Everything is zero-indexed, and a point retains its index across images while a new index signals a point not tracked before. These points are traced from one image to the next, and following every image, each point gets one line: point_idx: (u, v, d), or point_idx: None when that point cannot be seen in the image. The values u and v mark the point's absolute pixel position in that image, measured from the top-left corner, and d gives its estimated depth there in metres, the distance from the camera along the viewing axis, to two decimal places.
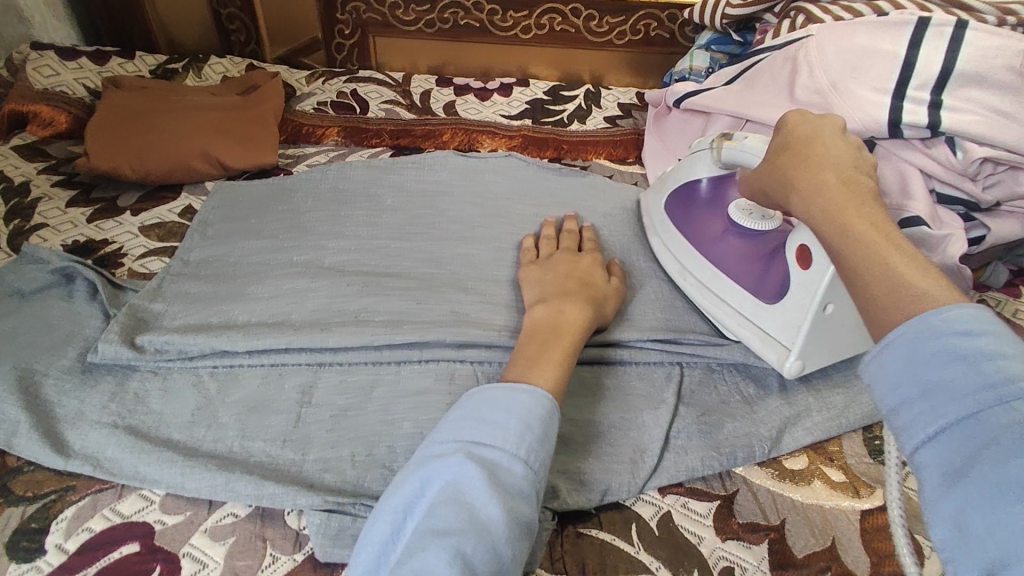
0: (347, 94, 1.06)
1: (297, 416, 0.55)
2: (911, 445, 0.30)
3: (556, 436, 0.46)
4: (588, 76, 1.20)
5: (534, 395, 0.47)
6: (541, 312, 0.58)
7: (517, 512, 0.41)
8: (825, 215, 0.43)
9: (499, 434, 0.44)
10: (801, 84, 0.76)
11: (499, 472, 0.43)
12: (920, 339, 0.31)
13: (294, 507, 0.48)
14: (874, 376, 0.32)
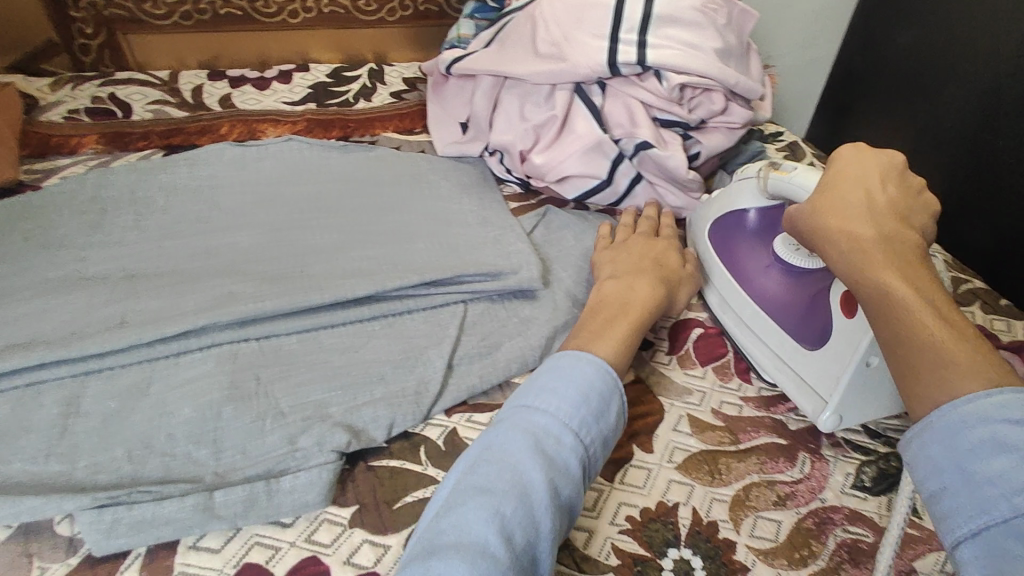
0: (104, 98, 0.98)
1: (61, 429, 0.52)
2: (953, 539, 0.34)
3: (613, 415, 0.48)
4: (372, 56, 1.21)
5: (597, 367, 0.49)
6: (614, 287, 0.63)
7: (557, 477, 0.43)
8: (854, 275, 0.45)
9: (558, 401, 0.47)
10: (541, 39, 0.84)
11: (547, 440, 0.45)
12: (956, 430, 0.36)
13: (63, 513, 0.46)
14: (920, 461, 0.38)
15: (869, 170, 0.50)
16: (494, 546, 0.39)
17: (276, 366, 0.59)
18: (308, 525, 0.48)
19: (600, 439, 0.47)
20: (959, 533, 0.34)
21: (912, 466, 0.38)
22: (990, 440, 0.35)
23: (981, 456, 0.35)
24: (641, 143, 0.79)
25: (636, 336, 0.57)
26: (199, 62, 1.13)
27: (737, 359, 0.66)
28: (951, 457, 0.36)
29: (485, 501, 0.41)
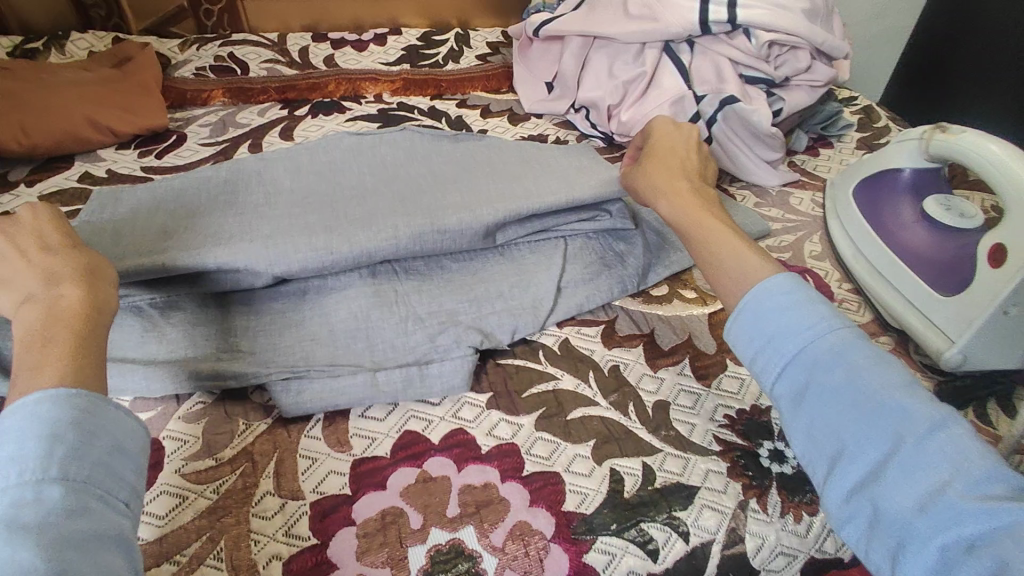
0: (224, 57, 1.09)
1: (239, 320, 0.62)
2: (769, 384, 0.45)
3: (104, 448, 0.38)
4: (455, 21, 1.28)
5: (54, 397, 0.37)
6: (30, 315, 0.42)
7: (59, 538, 0.33)
8: (686, 221, 0.56)
9: (13, 471, 0.35)
10: (631, 0, 0.90)
11: (22, 513, 0.33)
12: (763, 305, 0.46)
13: (256, 384, 0.57)
14: (736, 337, 0.47)
15: (682, 140, 0.67)
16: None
17: (409, 279, 0.67)
18: (453, 405, 0.57)
19: (103, 468, 0.37)
20: (773, 383, 0.45)
21: (733, 339, 0.47)
22: (799, 308, 0.45)
23: (790, 318, 0.45)
24: (726, 99, 0.84)
25: (101, 334, 0.43)
26: (303, 26, 1.23)
27: (820, 294, 0.72)
28: (766, 323, 0.46)
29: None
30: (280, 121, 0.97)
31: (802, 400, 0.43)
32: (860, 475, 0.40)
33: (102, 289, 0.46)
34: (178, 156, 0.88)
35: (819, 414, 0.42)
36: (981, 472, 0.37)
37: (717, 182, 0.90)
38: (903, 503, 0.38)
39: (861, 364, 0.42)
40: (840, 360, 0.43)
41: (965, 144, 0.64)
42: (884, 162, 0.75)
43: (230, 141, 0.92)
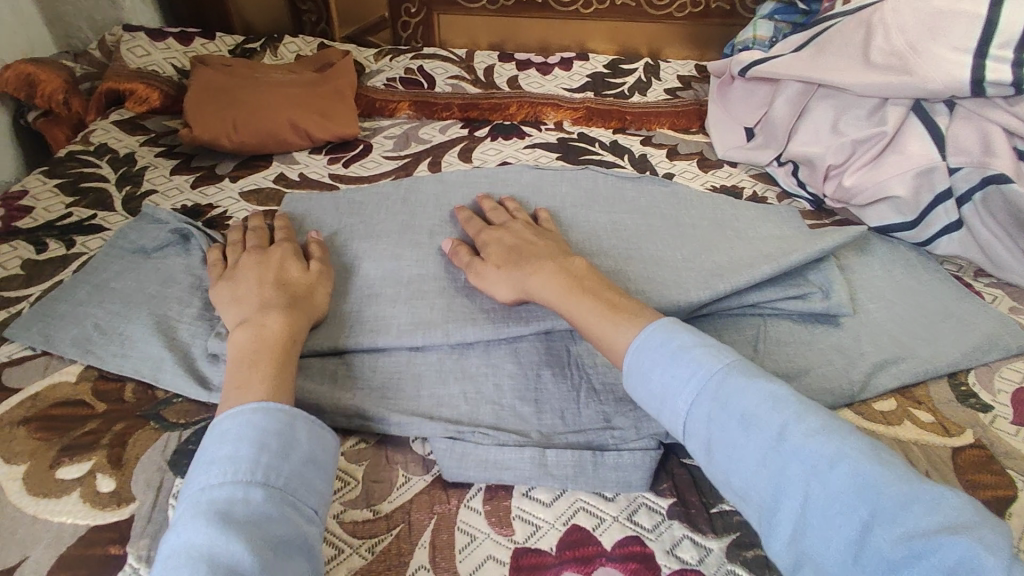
0: (414, 70, 1.11)
1: (410, 358, 0.59)
2: (682, 439, 0.46)
3: (298, 453, 0.44)
4: (645, 50, 1.21)
5: (267, 412, 0.45)
6: (505, 288, 0.61)
7: (266, 535, 0.39)
8: (557, 303, 0.57)
9: (230, 468, 0.41)
10: (876, 47, 0.77)
11: (234, 507, 0.40)
12: (643, 361, 0.48)
13: (418, 434, 0.53)
14: (634, 393, 0.49)
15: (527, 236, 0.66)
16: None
17: (586, 339, 0.61)
18: (628, 505, 0.49)
19: (299, 479, 0.43)
20: (684, 441, 0.46)
21: (633, 398, 0.49)
22: (676, 358, 0.46)
23: (669, 370, 0.46)
24: (993, 177, 0.69)
25: (290, 363, 0.52)
26: (490, 43, 1.22)
27: None
28: (651, 380, 0.47)
29: (205, 567, 0.36)
30: (460, 141, 0.96)
31: (710, 452, 0.44)
32: (790, 529, 0.38)
33: (297, 319, 0.56)
34: (364, 166, 0.89)
35: (729, 466, 0.42)
36: (898, 504, 0.36)
37: (957, 273, 0.74)
38: (836, 557, 0.36)
39: (750, 405, 0.42)
40: (727, 406, 0.43)
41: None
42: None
43: (412, 157, 0.91)
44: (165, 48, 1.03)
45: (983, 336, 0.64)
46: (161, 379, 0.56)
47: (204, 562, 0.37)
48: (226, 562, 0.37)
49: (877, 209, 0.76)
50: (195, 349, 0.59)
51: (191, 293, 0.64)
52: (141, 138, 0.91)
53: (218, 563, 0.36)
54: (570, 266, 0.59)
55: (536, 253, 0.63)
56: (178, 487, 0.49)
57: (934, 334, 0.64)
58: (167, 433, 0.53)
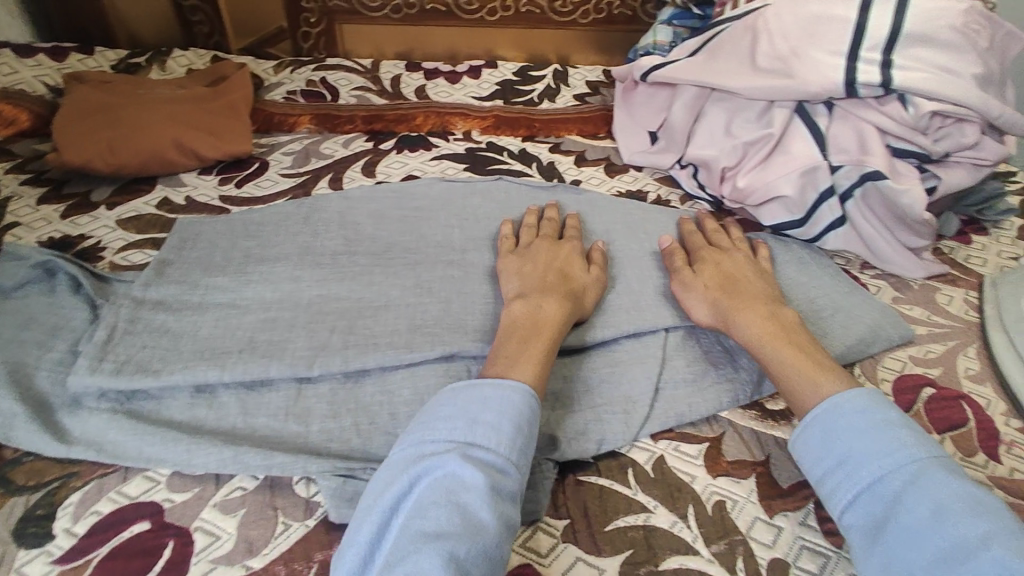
0: (316, 82, 1.07)
1: (297, 392, 0.56)
2: (839, 509, 0.45)
3: (538, 434, 0.48)
4: (554, 57, 1.22)
5: (524, 394, 0.48)
6: (707, 311, 0.61)
7: (502, 510, 0.43)
8: (761, 342, 0.56)
9: (492, 434, 0.46)
10: (761, 51, 0.79)
11: (494, 476, 0.44)
12: (833, 421, 0.48)
13: (303, 475, 0.49)
14: (802, 452, 0.49)
15: (735, 262, 0.66)
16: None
17: (488, 356, 0.59)
18: (521, 531, 0.48)
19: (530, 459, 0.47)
20: (843, 513, 0.45)
21: (802, 457, 0.49)
22: (871, 429, 0.46)
23: (866, 441, 0.46)
24: (869, 173, 0.72)
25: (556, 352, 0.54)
26: (397, 52, 1.19)
27: (981, 432, 0.58)
28: (839, 442, 0.47)
29: (462, 519, 0.42)
30: (363, 155, 0.93)
31: (880, 531, 0.43)
32: None
33: (568, 312, 0.58)
34: (258, 186, 0.84)
35: (897, 548, 0.41)
36: None
37: (844, 266, 0.77)
38: None
39: (948, 499, 0.41)
40: (921, 492, 0.42)
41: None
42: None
43: (311, 173, 0.87)
44: (35, 65, 0.96)
45: (868, 328, 0.66)
46: (10, 436, 0.51)
47: (459, 514, 0.42)
48: (475, 522, 0.41)
49: (769, 208, 0.77)
50: (53, 399, 0.54)
51: (51, 337, 0.58)
52: (6, 165, 0.83)
53: (471, 521, 0.41)
54: (780, 312, 0.58)
55: (737, 285, 0.62)
56: (22, 558, 0.45)
57: (824, 330, 0.66)
58: (15, 498, 0.48)
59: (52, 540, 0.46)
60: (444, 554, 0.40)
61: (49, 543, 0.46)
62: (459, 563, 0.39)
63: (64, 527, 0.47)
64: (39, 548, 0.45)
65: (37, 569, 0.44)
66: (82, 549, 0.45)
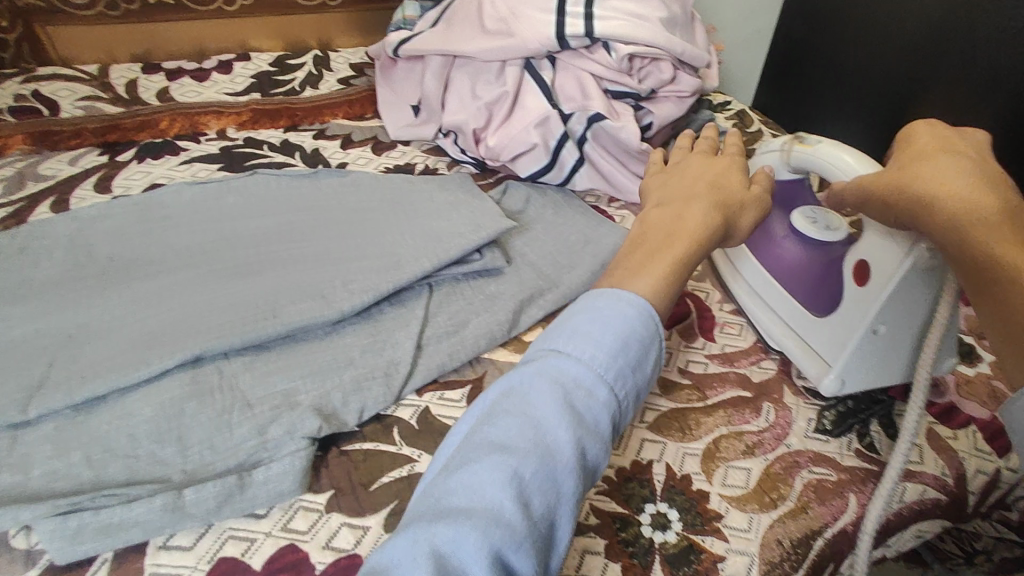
0: (29, 96, 0.94)
1: (11, 439, 0.50)
2: None
3: (653, 362, 0.43)
4: (315, 43, 1.18)
5: (642, 309, 0.43)
6: (660, 216, 0.52)
7: (584, 439, 0.38)
8: (961, 257, 0.44)
9: (593, 348, 0.41)
10: (487, 15, 0.84)
11: (579, 392, 0.39)
12: (1021, 429, 0.40)
13: (18, 526, 0.44)
14: (1003, 462, 0.41)
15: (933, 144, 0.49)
16: (510, 510, 0.34)
17: (241, 353, 0.58)
18: (283, 514, 0.48)
19: (636, 395, 0.42)
20: None
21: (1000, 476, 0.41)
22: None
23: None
24: (591, 116, 0.79)
25: (682, 271, 0.48)
26: (131, 55, 1.08)
27: (700, 319, 0.68)
28: (1016, 458, 0.40)
29: (534, 435, 0.37)
30: (96, 169, 0.83)
31: None
32: None
33: (717, 223, 0.51)
34: None
35: None
36: None
37: (595, 203, 0.84)
38: None
39: None
40: None
41: (826, 151, 0.58)
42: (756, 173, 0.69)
43: (28, 199, 0.77)
44: None
45: (611, 252, 0.73)
46: None
47: (533, 430, 0.37)
48: (548, 447, 0.37)
49: (521, 161, 0.82)
50: None
51: None
52: None
53: (545, 441, 0.37)
54: (981, 207, 0.44)
55: (673, 198, 0.54)
56: None
57: (574, 262, 0.72)
58: None
59: None
60: (510, 472, 0.35)
61: None
62: (526, 491, 0.35)
63: None
64: None
65: None
66: None
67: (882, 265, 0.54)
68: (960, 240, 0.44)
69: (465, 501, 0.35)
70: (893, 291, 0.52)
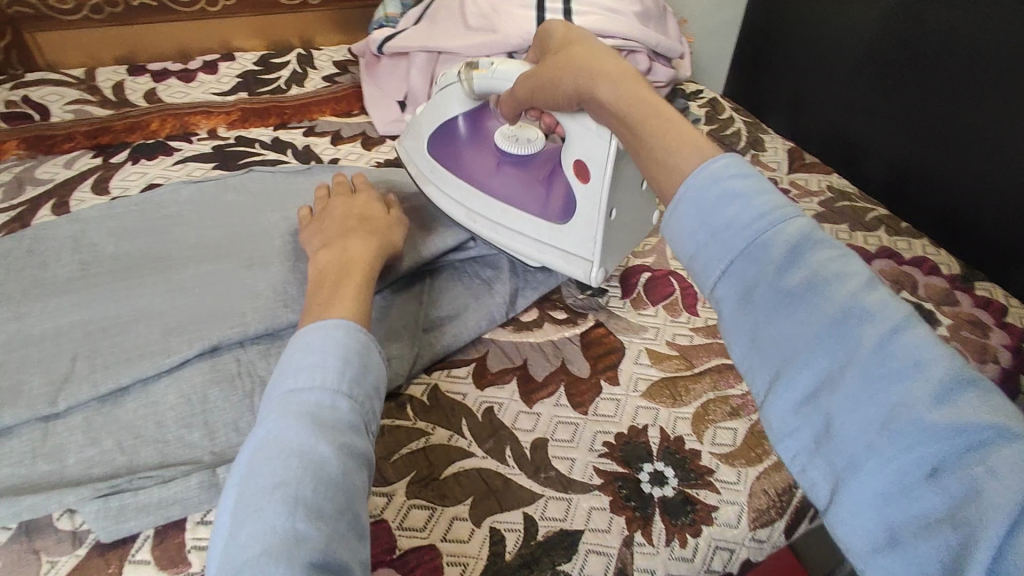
0: (17, 102, 0.95)
1: (44, 430, 0.53)
2: (709, 285, 0.32)
3: (378, 365, 0.44)
4: (297, 41, 1.20)
5: (350, 329, 0.44)
6: (327, 255, 0.59)
7: (345, 443, 0.38)
8: (629, 103, 0.42)
9: (317, 373, 0.41)
10: (470, 12, 0.87)
11: (323, 411, 0.39)
12: (703, 185, 0.33)
13: (63, 508, 0.48)
14: (674, 230, 0.34)
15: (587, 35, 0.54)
16: (304, 531, 0.33)
17: (255, 342, 0.60)
18: None
19: (372, 398, 0.42)
20: (712, 287, 0.32)
21: (671, 239, 0.34)
22: (732, 194, 0.32)
23: (724, 206, 0.32)
24: None
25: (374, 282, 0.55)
26: (117, 57, 1.09)
27: (684, 295, 0.73)
28: (702, 216, 0.33)
29: (299, 460, 0.36)
30: (92, 172, 0.85)
31: (750, 303, 0.30)
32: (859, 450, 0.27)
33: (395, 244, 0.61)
34: None
35: (780, 329, 0.29)
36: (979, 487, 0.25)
37: None
38: (906, 481, 0.26)
39: (814, 314, 0.29)
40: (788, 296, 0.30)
41: (500, 74, 0.62)
42: (440, 112, 0.72)
43: (29, 204, 0.79)
44: None
45: None
46: None
47: (296, 457, 0.36)
48: (317, 458, 0.36)
49: None
50: None
51: None
52: None
53: (311, 458, 0.36)
54: (628, 73, 0.44)
55: (373, 228, 0.64)
56: None
57: None
58: None
59: None
60: (287, 501, 0.34)
61: None
62: (309, 504, 0.34)
63: None
64: None
65: None
66: None
67: (591, 158, 0.57)
68: (614, 92, 0.44)
69: (258, 546, 0.32)
70: (613, 178, 0.57)
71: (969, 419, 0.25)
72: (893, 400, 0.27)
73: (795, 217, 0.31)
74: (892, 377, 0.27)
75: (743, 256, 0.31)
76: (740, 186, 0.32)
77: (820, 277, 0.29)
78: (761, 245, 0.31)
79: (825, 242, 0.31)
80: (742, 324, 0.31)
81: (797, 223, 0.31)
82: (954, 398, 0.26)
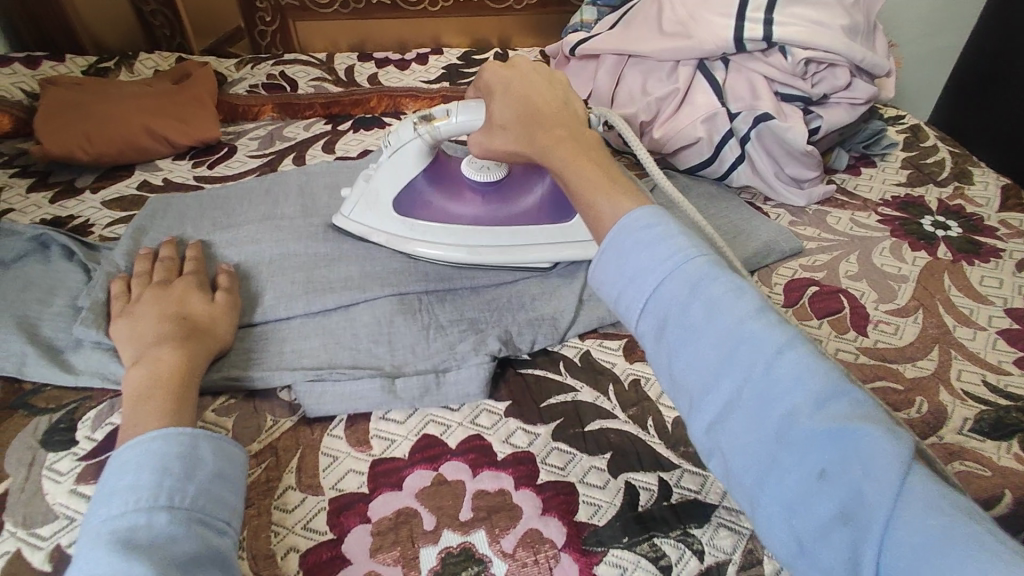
0: (276, 75, 1.16)
1: (272, 323, 0.65)
2: (635, 320, 0.46)
3: (203, 462, 0.46)
4: (496, 41, 1.32)
5: (166, 438, 0.47)
6: (139, 373, 0.53)
7: (166, 554, 0.40)
8: (568, 167, 0.57)
9: (131, 496, 0.43)
10: (666, 18, 0.90)
11: (137, 532, 0.41)
12: (624, 237, 0.46)
13: (283, 383, 0.59)
14: (602, 282, 0.47)
15: (543, 85, 0.63)
16: None
17: (434, 291, 0.69)
18: (471, 412, 0.58)
19: (205, 495, 0.45)
20: (638, 322, 0.45)
21: (600, 284, 0.48)
22: (652, 241, 0.45)
23: (642, 255, 0.45)
24: (761, 115, 0.83)
25: (189, 392, 0.53)
26: (349, 45, 1.29)
27: (853, 315, 0.70)
28: (627, 262, 0.46)
29: None
30: (323, 136, 1.02)
31: (664, 334, 0.43)
32: (760, 448, 0.38)
33: (195, 350, 0.57)
34: (228, 166, 0.94)
35: (685, 352, 0.42)
36: (874, 480, 0.34)
37: (750, 200, 0.89)
38: (798, 474, 0.36)
39: (716, 331, 0.41)
40: (694, 323, 0.42)
41: (463, 118, 0.67)
42: (399, 173, 0.72)
43: (276, 154, 0.97)
44: (12, 72, 1.05)
45: (762, 244, 0.77)
46: (26, 370, 0.59)
47: None
48: None
49: (684, 154, 0.88)
50: (58, 342, 0.63)
51: (52, 295, 0.67)
52: None
53: None
54: (576, 137, 0.59)
55: (202, 327, 0.60)
56: (52, 458, 0.54)
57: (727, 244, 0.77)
58: (39, 417, 0.57)
59: (75, 445, 0.55)
60: None
61: (72, 447, 0.55)
62: None
63: (84, 435, 0.56)
64: (63, 451, 0.54)
65: (66, 465, 0.53)
66: (99, 450, 0.54)
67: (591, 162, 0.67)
68: (558, 168, 0.58)
69: None
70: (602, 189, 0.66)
71: (840, 422, 0.36)
72: (779, 414, 0.38)
73: (692, 259, 0.44)
74: (776, 398, 0.38)
75: (654, 296, 0.44)
76: (651, 236, 0.45)
77: (713, 308, 0.41)
78: (664, 288, 0.43)
79: (720, 278, 0.42)
80: (662, 350, 0.44)
81: (695, 264, 0.43)
82: (829, 407, 0.37)
